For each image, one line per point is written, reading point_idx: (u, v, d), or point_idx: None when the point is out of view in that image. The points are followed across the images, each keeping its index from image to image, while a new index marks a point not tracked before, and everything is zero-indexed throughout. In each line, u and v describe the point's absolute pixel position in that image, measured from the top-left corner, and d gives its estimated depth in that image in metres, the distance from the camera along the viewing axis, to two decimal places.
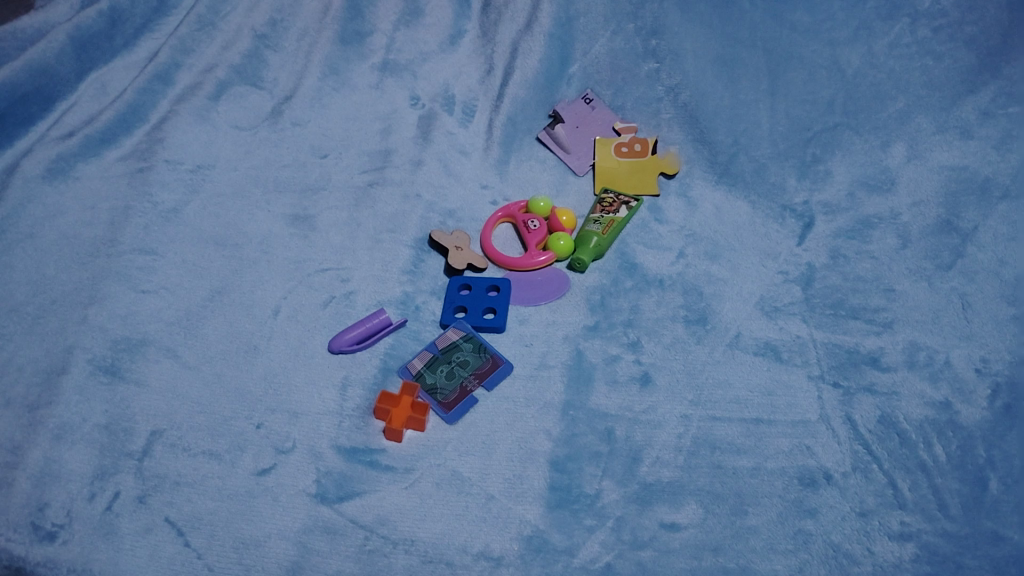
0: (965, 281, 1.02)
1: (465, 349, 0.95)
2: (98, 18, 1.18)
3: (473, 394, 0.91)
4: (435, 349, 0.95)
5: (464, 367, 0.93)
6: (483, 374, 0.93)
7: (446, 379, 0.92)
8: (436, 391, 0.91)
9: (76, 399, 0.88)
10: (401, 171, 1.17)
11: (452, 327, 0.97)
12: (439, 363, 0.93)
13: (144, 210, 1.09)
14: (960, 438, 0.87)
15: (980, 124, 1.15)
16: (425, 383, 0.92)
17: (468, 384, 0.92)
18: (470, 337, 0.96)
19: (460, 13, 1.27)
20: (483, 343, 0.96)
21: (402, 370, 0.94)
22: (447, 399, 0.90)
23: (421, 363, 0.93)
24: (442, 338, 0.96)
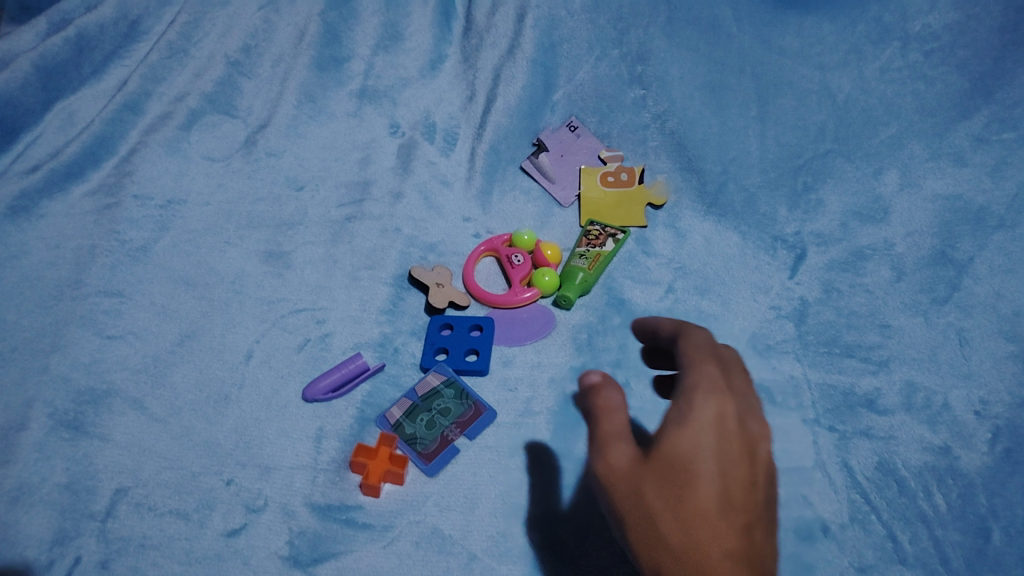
0: (962, 316, 0.99)
1: (446, 396, 0.91)
2: (64, 46, 1.13)
3: (454, 445, 0.88)
4: (415, 396, 0.91)
5: (445, 415, 0.90)
6: (465, 423, 0.89)
7: (426, 429, 0.88)
8: (416, 442, 0.87)
9: (35, 458, 0.84)
10: (381, 205, 1.13)
11: (432, 371, 0.94)
12: (419, 411, 0.90)
13: (111, 249, 1.04)
14: (960, 486, 0.84)
15: (973, 151, 1.11)
16: (404, 434, 0.88)
17: (449, 434, 0.88)
18: (451, 382, 0.93)
19: (441, 37, 1.23)
20: (466, 389, 0.92)
21: (380, 420, 0.90)
22: (427, 451, 0.87)
23: (400, 411, 0.90)
24: (422, 384, 0.93)
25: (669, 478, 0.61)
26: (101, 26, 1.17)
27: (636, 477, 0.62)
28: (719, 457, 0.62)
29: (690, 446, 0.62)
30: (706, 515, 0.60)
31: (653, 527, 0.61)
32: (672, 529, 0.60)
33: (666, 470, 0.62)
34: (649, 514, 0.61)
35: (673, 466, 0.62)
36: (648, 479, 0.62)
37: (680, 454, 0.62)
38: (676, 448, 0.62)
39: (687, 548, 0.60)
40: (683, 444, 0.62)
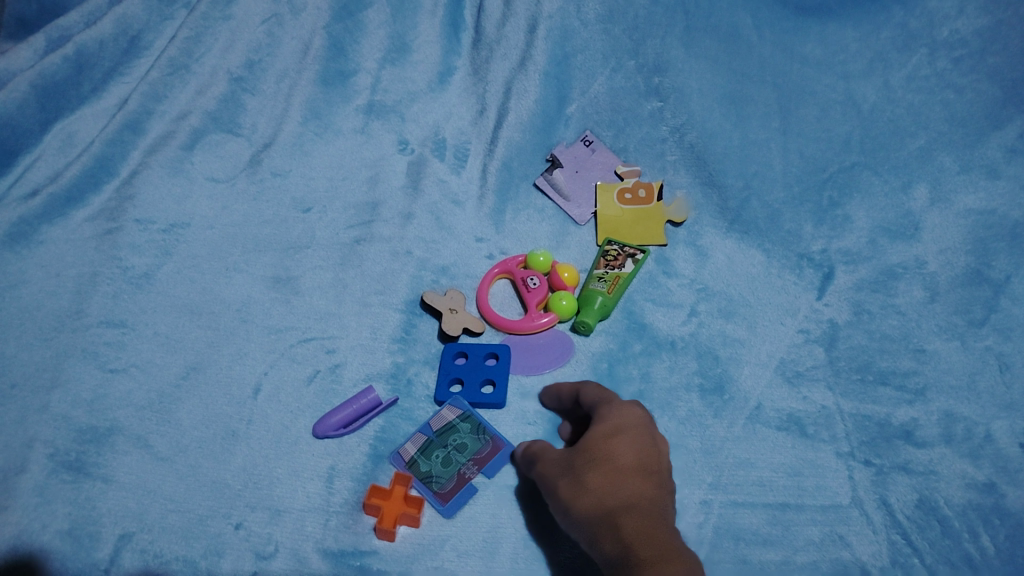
0: (1001, 339, 0.96)
1: (462, 431, 0.88)
2: (63, 64, 1.09)
3: (471, 483, 0.85)
4: (429, 431, 0.88)
5: (461, 451, 0.87)
6: (481, 460, 0.86)
7: (442, 467, 0.86)
8: (432, 481, 0.84)
9: (36, 502, 0.81)
10: (391, 226, 1.09)
11: (447, 403, 0.91)
12: (433, 448, 0.87)
13: (113, 276, 1.01)
14: (1008, 526, 0.82)
15: (1007, 163, 1.07)
16: (419, 472, 0.85)
17: (466, 472, 0.86)
18: (467, 416, 0.90)
19: (450, 49, 1.19)
20: (482, 423, 0.89)
21: (393, 457, 0.86)
22: (443, 491, 0.84)
23: (413, 447, 0.87)
24: (437, 418, 0.89)
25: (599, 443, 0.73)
26: (100, 42, 1.12)
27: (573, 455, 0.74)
28: (639, 433, 0.74)
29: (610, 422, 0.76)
30: (630, 473, 0.70)
31: (586, 485, 0.71)
32: (604, 483, 0.70)
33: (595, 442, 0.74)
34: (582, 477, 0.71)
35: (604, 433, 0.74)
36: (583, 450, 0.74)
37: (607, 432, 0.74)
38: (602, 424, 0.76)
39: (618, 496, 0.69)
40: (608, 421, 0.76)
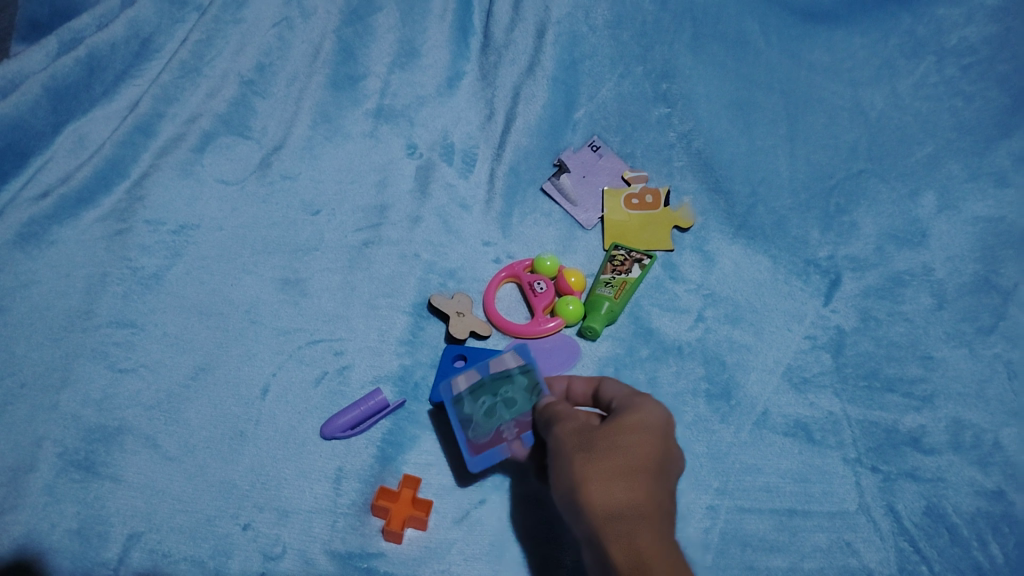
0: (1009, 346, 0.95)
1: (517, 384, 0.85)
2: (75, 66, 1.10)
3: (505, 446, 0.81)
4: (484, 372, 0.86)
5: (507, 405, 0.83)
6: (526, 424, 0.82)
7: (483, 414, 0.83)
8: (468, 421, 0.83)
9: (45, 501, 0.82)
10: (399, 229, 1.09)
11: (510, 350, 0.88)
12: (482, 390, 0.84)
13: (123, 277, 1.01)
14: (1017, 534, 0.81)
15: (1015, 171, 1.07)
16: (459, 407, 0.83)
17: (506, 431, 0.82)
18: (528, 370, 0.86)
19: (459, 54, 1.20)
20: (538, 383, 0.84)
21: (444, 383, 0.85)
22: (476, 441, 0.82)
23: (462, 382, 0.85)
24: (495, 360, 0.87)
25: (617, 431, 0.68)
26: (112, 45, 1.13)
27: (583, 436, 0.69)
28: (662, 433, 0.69)
29: (631, 413, 0.70)
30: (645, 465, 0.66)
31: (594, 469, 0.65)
32: (609, 473, 0.65)
33: (609, 429, 0.69)
34: (595, 459, 0.66)
35: (625, 423, 0.69)
36: (598, 433, 0.69)
37: (627, 423, 0.69)
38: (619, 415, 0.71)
39: (623, 490, 0.64)
40: (629, 413, 0.70)
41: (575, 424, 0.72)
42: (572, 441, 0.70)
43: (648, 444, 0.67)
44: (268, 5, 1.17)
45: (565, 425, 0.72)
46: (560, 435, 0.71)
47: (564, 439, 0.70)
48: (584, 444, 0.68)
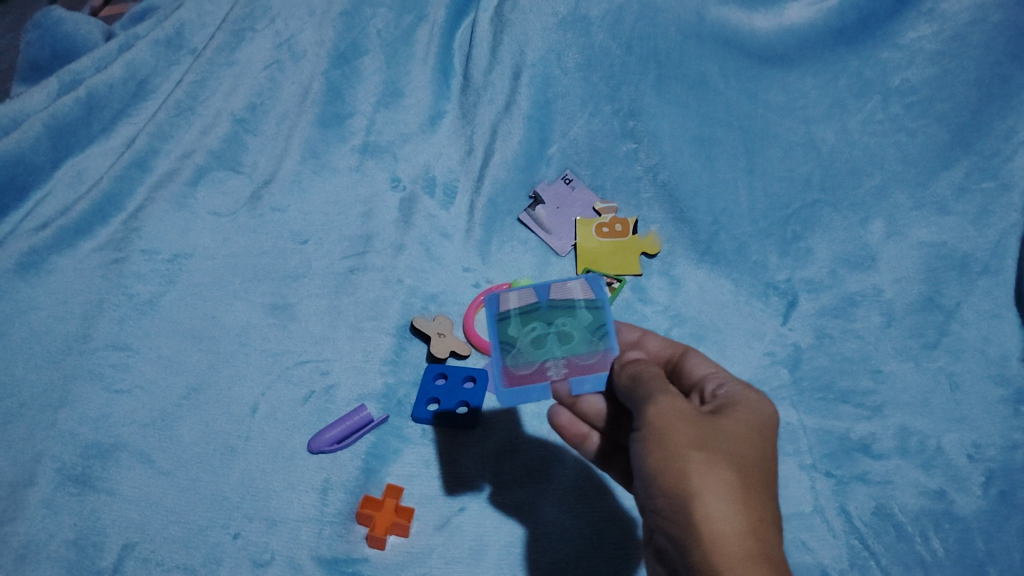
0: (952, 360, 1.02)
1: (577, 319, 0.84)
2: (75, 106, 1.17)
3: (546, 380, 0.80)
4: (543, 300, 0.86)
5: (558, 340, 0.83)
6: (574, 365, 0.80)
7: (530, 340, 0.83)
8: (511, 345, 0.83)
9: (43, 514, 0.86)
10: (383, 257, 1.15)
11: (577, 282, 0.87)
12: (535, 317, 0.85)
13: (119, 302, 1.05)
14: (957, 530, 0.87)
15: (956, 200, 1.13)
16: (506, 328, 0.84)
17: (550, 365, 0.81)
18: (592, 307, 0.85)
19: (440, 95, 1.28)
20: (601, 328, 0.83)
21: (499, 299, 0.87)
22: (515, 368, 0.82)
23: (515, 305, 0.86)
24: (558, 290, 0.87)
25: (737, 439, 0.64)
26: (110, 86, 1.20)
27: (700, 427, 0.64)
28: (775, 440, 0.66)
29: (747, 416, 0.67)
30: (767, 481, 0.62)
31: (715, 477, 0.61)
32: (733, 485, 0.60)
33: (727, 430, 0.64)
34: (718, 466, 0.61)
35: (744, 428, 0.65)
36: (717, 432, 0.64)
37: (749, 430, 0.65)
38: (733, 415, 0.67)
39: (745, 511, 0.59)
40: (745, 413, 0.67)
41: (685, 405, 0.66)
42: (687, 427, 0.64)
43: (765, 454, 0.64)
44: (260, 49, 1.24)
45: (674, 402, 0.66)
46: (668, 414, 0.65)
47: (676, 423, 0.65)
48: (703, 442, 0.63)
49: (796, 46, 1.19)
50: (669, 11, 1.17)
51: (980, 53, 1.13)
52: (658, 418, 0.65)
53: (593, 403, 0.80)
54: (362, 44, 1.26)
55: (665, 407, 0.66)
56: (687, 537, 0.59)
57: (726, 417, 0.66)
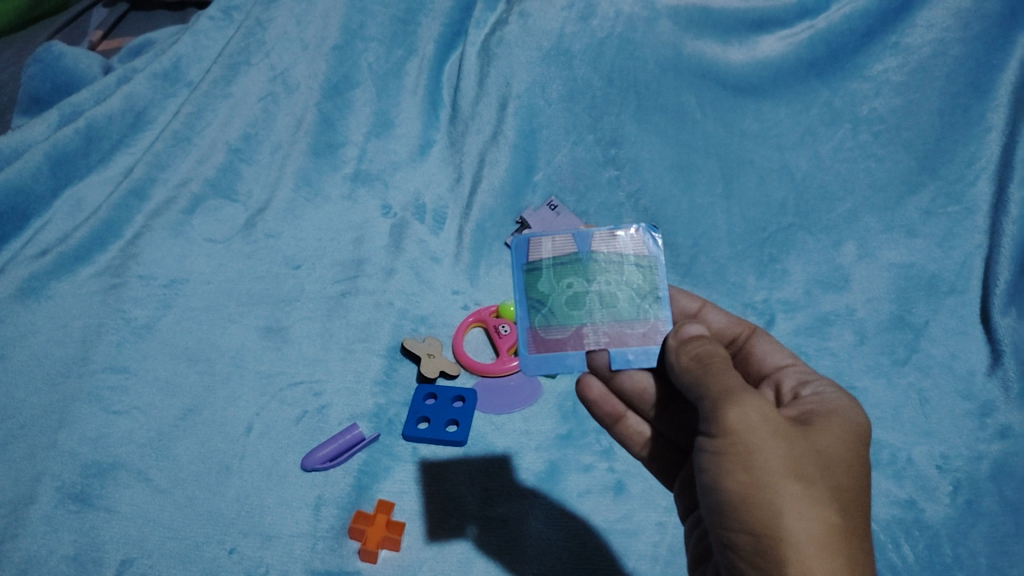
0: (921, 376, 1.08)
1: (621, 280, 0.84)
2: (74, 137, 1.20)
3: (583, 343, 0.81)
4: (584, 253, 0.85)
5: (598, 302, 0.82)
6: (615, 334, 0.81)
7: (566, 299, 0.83)
8: (545, 302, 0.83)
9: (44, 531, 0.89)
10: (374, 280, 1.19)
11: (628, 236, 0.86)
12: (573, 272, 0.84)
13: (117, 326, 1.08)
14: (927, 536, 0.92)
15: (923, 223, 1.19)
16: (540, 282, 0.84)
17: (588, 330, 0.81)
18: (639, 266, 0.84)
19: (429, 124, 1.33)
20: (651, 295, 0.82)
21: (530, 251, 0.85)
22: (547, 329, 0.82)
23: (550, 257, 0.85)
24: (601, 244, 0.85)
25: (827, 466, 0.63)
26: (108, 117, 1.23)
27: (790, 448, 0.62)
28: (860, 462, 0.65)
29: (834, 436, 0.65)
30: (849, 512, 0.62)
31: (808, 513, 0.60)
32: (827, 522, 0.60)
33: (820, 452, 0.63)
34: (811, 498, 0.60)
35: (834, 453, 0.64)
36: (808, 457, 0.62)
37: (838, 452, 0.64)
38: (820, 434, 0.65)
39: (838, 554, 0.59)
40: (833, 429, 0.66)
41: (773, 416, 0.63)
42: (776, 445, 0.62)
43: (852, 482, 0.63)
44: (255, 82, 1.27)
45: (763, 413, 0.63)
46: (757, 424, 0.62)
47: (765, 441, 0.62)
48: (794, 469, 0.61)
49: (770, 77, 1.24)
50: (647, 45, 1.22)
51: (942, 84, 1.19)
52: (746, 431, 0.62)
53: (637, 380, 0.82)
54: (354, 75, 1.29)
55: (755, 418, 0.62)
56: (765, 567, 0.59)
57: (815, 437, 0.64)
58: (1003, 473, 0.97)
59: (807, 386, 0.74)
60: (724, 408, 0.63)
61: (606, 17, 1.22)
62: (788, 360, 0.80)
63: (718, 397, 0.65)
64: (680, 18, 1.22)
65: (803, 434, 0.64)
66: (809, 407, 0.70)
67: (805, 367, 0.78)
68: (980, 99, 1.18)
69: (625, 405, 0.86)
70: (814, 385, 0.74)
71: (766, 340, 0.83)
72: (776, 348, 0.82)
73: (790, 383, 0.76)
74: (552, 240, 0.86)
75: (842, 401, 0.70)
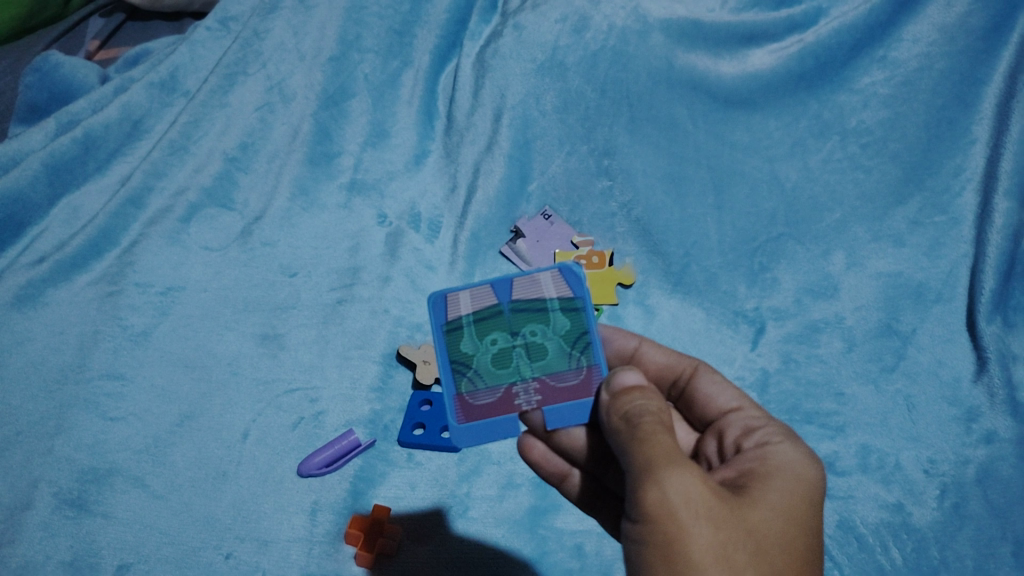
0: (908, 382, 1.09)
1: (549, 328, 0.78)
2: (72, 145, 1.21)
3: (515, 407, 0.76)
4: (505, 303, 0.79)
5: (526, 356, 0.77)
6: (548, 390, 0.76)
7: (491, 359, 0.77)
8: (470, 365, 0.77)
9: (40, 536, 0.90)
10: (370, 288, 1.20)
11: (548, 278, 0.81)
12: (495, 327, 0.78)
13: (114, 333, 1.09)
14: (914, 540, 0.97)
15: (910, 233, 1.21)
16: (462, 344, 0.78)
17: (518, 390, 0.76)
18: (566, 309, 0.79)
19: (425, 135, 1.34)
20: (580, 340, 0.77)
21: (446, 310, 0.80)
22: (475, 395, 0.77)
23: (469, 313, 0.79)
24: (523, 291, 0.80)
25: (762, 549, 0.56)
26: (106, 126, 1.24)
27: (722, 531, 0.55)
28: (802, 533, 0.59)
29: (772, 509, 0.59)
30: None
31: None
32: None
33: (754, 531, 0.56)
34: None
35: (773, 532, 0.57)
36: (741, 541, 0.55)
37: (776, 525, 0.58)
38: (757, 507, 0.58)
39: None
40: (772, 498, 0.60)
41: (702, 493, 0.56)
42: (704, 530, 0.55)
43: (792, 562, 0.57)
44: (252, 91, 1.29)
45: (691, 493, 0.56)
46: (680, 507, 0.55)
47: (693, 528, 0.55)
48: (724, 558, 0.55)
49: (761, 90, 1.26)
50: (639, 58, 1.24)
51: (928, 97, 1.22)
52: (670, 518, 0.55)
53: (573, 436, 0.77)
54: (350, 86, 1.30)
55: (679, 501, 0.55)
56: None
57: (751, 512, 0.58)
58: (988, 478, 1.00)
59: (753, 435, 0.69)
60: (645, 485, 0.57)
61: (600, 30, 1.24)
62: (733, 404, 0.75)
63: (642, 469, 0.58)
64: (671, 32, 1.24)
65: (737, 508, 0.57)
66: (748, 466, 0.64)
67: (749, 410, 0.73)
68: (965, 113, 1.21)
69: (568, 463, 0.82)
70: (756, 435, 0.68)
71: (707, 379, 0.78)
72: (719, 389, 0.77)
73: (734, 433, 0.71)
74: (470, 293, 0.81)
75: (786, 456, 0.65)
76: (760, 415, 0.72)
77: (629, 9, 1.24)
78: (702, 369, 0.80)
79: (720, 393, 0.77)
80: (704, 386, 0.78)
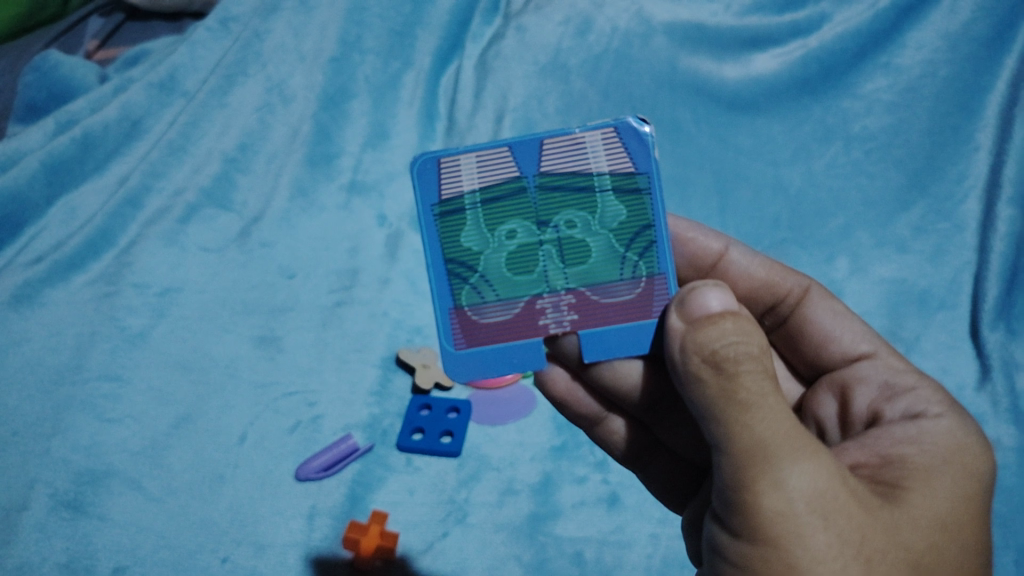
0: None
1: (596, 220, 0.67)
2: (71, 144, 1.20)
3: (542, 326, 0.68)
4: (530, 178, 0.67)
5: (556, 258, 0.68)
6: (584, 309, 0.67)
7: (506, 259, 0.68)
8: (476, 267, 0.68)
9: (36, 537, 0.88)
10: (369, 290, 1.20)
11: (599, 142, 0.67)
12: (514, 215, 0.67)
13: (110, 335, 1.08)
14: None
15: (913, 239, 1.21)
16: (469, 234, 0.68)
17: (545, 306, 0.68)
18: (619, 191, 0.67)
19: (425, 136, 1.33)
20: (642, 240, 0.67)
21: (439, 182, 0.68)
22: (481, 310, 0.68)
23: (476, 191, 0.67)
24: (560, 161, 0.67)
25: None
26: (105, 125, 1.23)
27: (871, 566, 0.49)
28: (958, 555, 0.54)
29: (931, 527, 0.53)
30: None
31: None
32: None
33: (908, 560, 0.51)
34: None
35: (926, 560, 0.52)
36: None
37: (930, 549, 0.52)
38: (915, 526, 0.52)
39: None
40: (930, 513, 0.53)
41: (843, 510, 0.49)
42: (851, 565, 0.48)
43: None
44: (251, 92, 1.27)
45: (824, 508, 0.48)
46: (816, 530, 0.48)
47: (830, 560, 0.48)
48: None
49: (763, 93, 1.26)
50: (642, 61, 1.25)
51: (932, 103, 1.21)
52: (799, 543, 0.48)
53: (616, 369, 0.72)
54: (350, 87, 1.30)
55: (812, 522, 0.48)
56: None
57: (901, 531, 0.51)
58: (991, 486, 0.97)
59: (896, 406, 0.65)
60: (762, 489, 0.49)
61: (603, 33, 1.24)
62: (863, 349, 0.73)
63: (754, 460, 0.49)
64: (675, 35, 1.24)
65: (890, 529, 0.51)
66: (897, 450, 0.59)
67: (883, 368, 0.70)
68: (969, 120, 1.20)
69: (607, 409, 0.80)
70: (903, 403, 0.65)
71: (822, 310, 0.77)
72: (840, 327, 0.76)
73: (865, 395, 0.69)
74: (477, 158, 0.68)
75: (941, 444, 0.59)
76: (907, 376, 0.68)
77: (632, 12, 1.24)
78: (812, 294, 0.79)
79: (844, 333, 0.75)
80: (819, 319, 0.77)
